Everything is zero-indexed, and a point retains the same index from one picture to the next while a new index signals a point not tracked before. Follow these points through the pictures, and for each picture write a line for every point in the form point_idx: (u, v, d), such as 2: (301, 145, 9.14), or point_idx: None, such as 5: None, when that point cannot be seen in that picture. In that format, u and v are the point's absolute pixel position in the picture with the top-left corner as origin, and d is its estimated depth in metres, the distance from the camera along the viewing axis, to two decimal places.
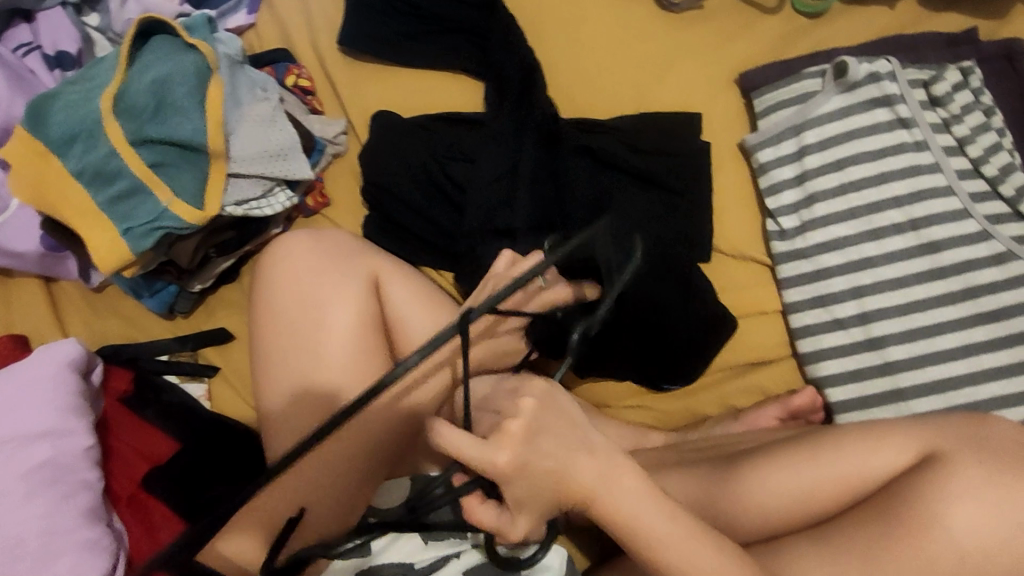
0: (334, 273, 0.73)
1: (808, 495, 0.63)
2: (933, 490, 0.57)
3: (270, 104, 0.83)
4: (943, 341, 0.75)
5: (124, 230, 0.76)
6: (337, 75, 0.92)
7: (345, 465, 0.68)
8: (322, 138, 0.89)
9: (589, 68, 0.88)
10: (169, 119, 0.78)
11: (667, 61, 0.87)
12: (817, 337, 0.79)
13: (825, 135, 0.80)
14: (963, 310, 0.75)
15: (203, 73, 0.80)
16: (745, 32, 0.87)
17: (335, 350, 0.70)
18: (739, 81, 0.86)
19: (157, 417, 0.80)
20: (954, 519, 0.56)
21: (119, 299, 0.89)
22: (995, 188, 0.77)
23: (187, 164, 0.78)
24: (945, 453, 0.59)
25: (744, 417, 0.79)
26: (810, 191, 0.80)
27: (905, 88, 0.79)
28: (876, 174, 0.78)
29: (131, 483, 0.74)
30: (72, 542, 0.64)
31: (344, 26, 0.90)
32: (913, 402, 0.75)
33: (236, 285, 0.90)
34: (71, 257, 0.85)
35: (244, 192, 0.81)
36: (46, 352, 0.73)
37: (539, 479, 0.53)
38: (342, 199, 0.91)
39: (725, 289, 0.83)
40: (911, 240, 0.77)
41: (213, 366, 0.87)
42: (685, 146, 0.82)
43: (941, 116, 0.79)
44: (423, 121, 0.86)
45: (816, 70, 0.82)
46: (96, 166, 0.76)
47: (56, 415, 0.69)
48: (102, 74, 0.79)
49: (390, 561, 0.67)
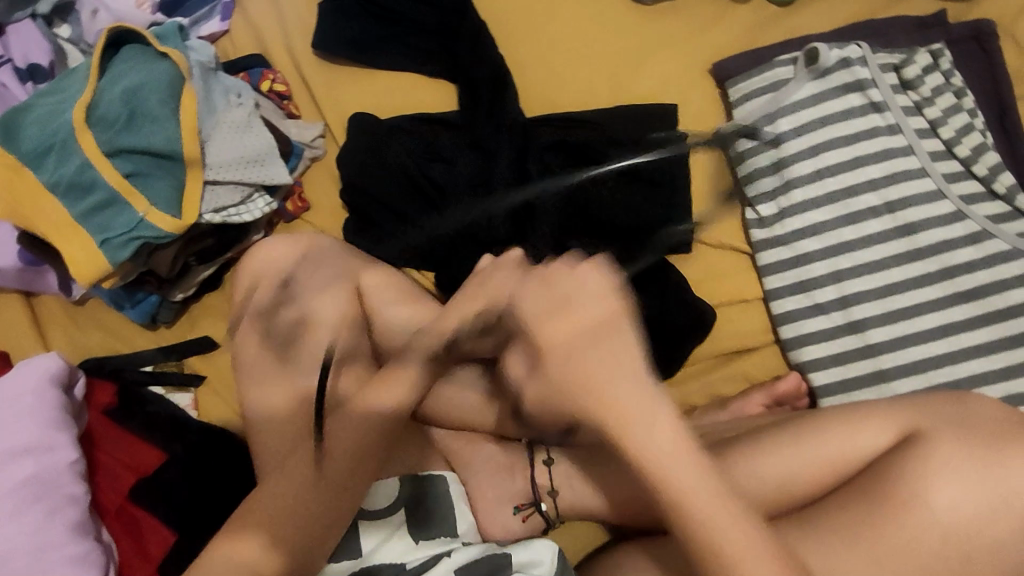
0: (315, 277, 0.73)
1: (795, 479, 0.64)
2: (915, 469, 0.57)
3: (245, 110, 0.83)
4: (923, 322, 0.76)
5: (102, 241, 0.76)
6: (312, 79, 0.91)
7: (335, 463, 0.64)
8: (299, 143, 0.88)
9: (563, 63, 0.88)
10: (143, 128, 0.77)
11: (641, 53, 0.87)
12: (799, 323, 0.79)
13: (799, 122, 0.81)
14: (941, 290, 0.76)
15: (176, 81, 0.79)
16: (716, 22, 0.88)
17: (319, 353, 0.70)
18: (713, 71, 0.86)
19: (142, 429, 0.79)
20: (937, 496, 0.56)
21: (101, 312, 0.89)
22: (969, 168, 0.78)
23: (163, 172, 0.78)
24: (926, 432, 0.59)
25: (732, 405, 0.78)
26: (787, 177, 0.81)
27: (875, 73, 0.80)
28: (851, 159, 0.79)
29: (118, 496, 0.74)
30: (60, 556, 0.63)
31: (319, 31, 0.90)
32: (896, 383, 0.75)
33: (218, 293, 0.90)
34: (50, 271, 0.85)
35: (222, 199, 0.80)
36: (27, 368, 0.72)
37: (570, 376, 0.51)
38: (322, 202, 0.91)
39: (708, 278, 0.83)
40: (888, 222, 0.78)
41: (198, 375, 0.86)
42: (662, 138, 0.82)
43: (913, 99, 0.80)
44: (399, 122, 0.86)
45: (788, 57, 0.83)
46: (70, 178, 0.76)
47: (38, 430, 0.69)
48: (74, 85, 0.79)
49: (382, 561, 0.67)
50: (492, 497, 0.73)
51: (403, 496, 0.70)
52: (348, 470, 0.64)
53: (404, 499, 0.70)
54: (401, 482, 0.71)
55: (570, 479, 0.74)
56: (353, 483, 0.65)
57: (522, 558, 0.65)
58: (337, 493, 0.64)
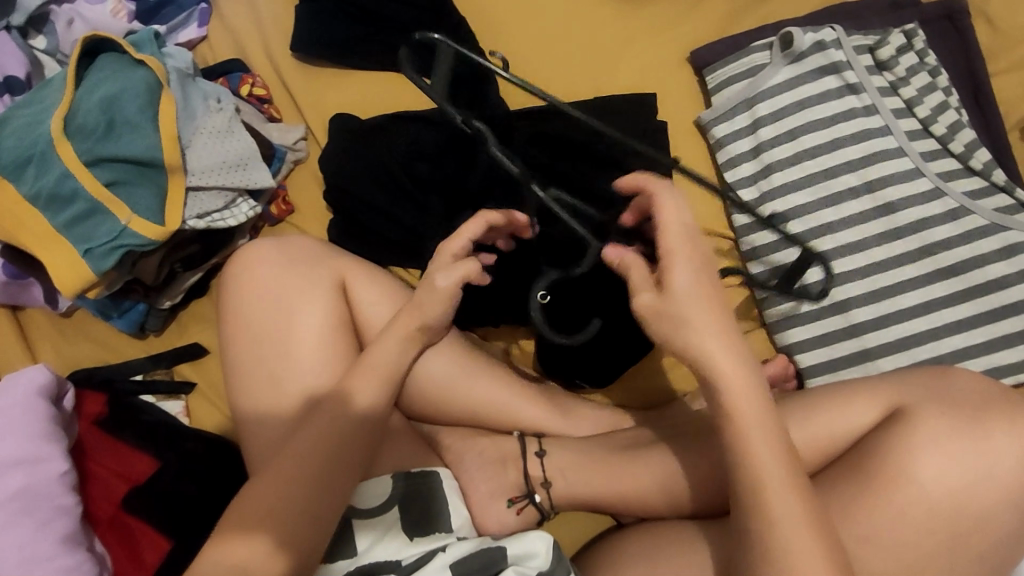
0: (301, 279, 0.73)
1: None
2: (901, 445, 0.58)
3: (225, 115, 0.83)
4: (905, 299, 0.76)
5: (85, 251, 0.75)
6: (291, 82, 0.91)
7: (323, 463, 0.64)
8: (281, 146, 0.88)
9: (541, 56, 0.88)
10: (122, 137, 0.77)
11: (619, 44, 0.88)
12: (784, 306, 0.80)
13: (777, 107, 0.81)
14: (923, 267, 0.77)
15: (154, 89, 0.79)
16: (692, 10, 0.88)
17: (306, 355, 0.71)
18: (690, 60, 0.87)
19: (135, 438, 0.79)
20: (921, 469, 0.57)
21: (88, 323, 0.88)
22: (945, 146, 0.79)
23: (145, 180, 0.78)
24: (911, 407, 0.60)
25: None
26: (766, 162, 0.81)
27: (851, 55, 0.80)
28: (829, 141, 0.79)
29: (112, 504, 0.75)
30: (54, 567, 0.63)
31: (297, 31, 0.90)
32: (879, 360, 0.77)
33: (205, 299, 0.90)
34: (35, 283, 0.84)
35: (206, 204, 0.81)
36: (14, 380, 0.72)
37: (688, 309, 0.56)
38: (306, 206, 0.91)
39: None
40: (868, 203, 0.78)
41: (188, 382, 0.86)
42: (643, 126, 0.83)
43: (888, 80, 0.81)
44: (380, 121, 0.85)
45: (764, 42, 0.83)
46: (51, 189, 0.75)
47: (26, 442, 0.68)
48: (51, 96, 0.79)
49: (379, 560, 0.68)
50: (485, 490, 0.73)
51: (397, 494, 0.70)
52: (339, 469, 0.64)
53: (397, 496, 0.70)
54: (393, 480, 0.70)
55: (562, 469, 0.74)
56: (345, 482, 0.65)
57: (517, 551, 0.66)
58: (325, 493, 0.63)
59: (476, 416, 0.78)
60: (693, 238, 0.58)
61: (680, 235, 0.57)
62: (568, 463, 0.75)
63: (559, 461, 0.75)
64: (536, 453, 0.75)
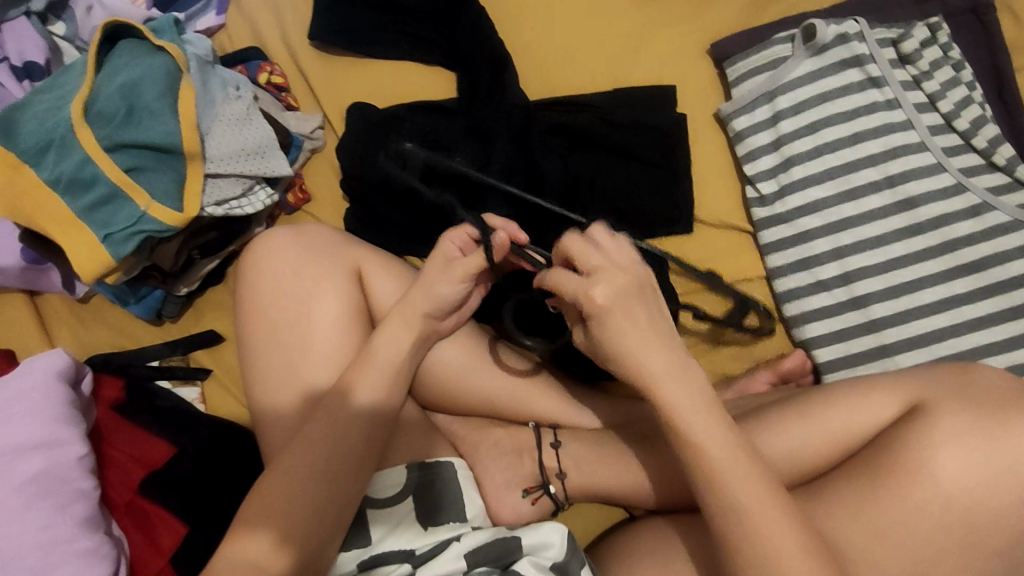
0: (318, 268, 0.73)
1: (805, 453, 0.64)
2: (920, 441, 0.58)
3: (244, 102, 0.83)
4: (925, 295, 0.76)
5: (105, 236, 0.76)
6: (310, 71, 0.91)
7: (338, 450, 0.64)
8: (299, 134, 0.88)
9: (561, 47, 0.88)
10: (142, 123, 0.77)
11: (639, 35, 0.87)
12: (802, 301, 0.80)
13: (798, 100, 0.80)
14: (944, 263, 0.76)
15: (173, 75, 0.79)
16: (715, 2, 0.87)
17: (322, 344, 0.71)
18: (710, 51, 0.86)
19: (152, 422, 0.79)
20: (939, 465, 0.57)
21: (105, 309, 0.89)
22: (968, 141, 0.78)
23: (164, 166, 0.78)
24: (931, 403, 0.60)
25: (735, 385, 0.79)
26: (786, 155, 0.81)
27: (874, 48, 0.79)
28: (850, 135, 0.79)
29: (129, 489, 0.74)
30: (70, 550, 0.64)
31: (314, 21, 0.89)
32: (898, 357, 0.76)
33: (222, 286, 0.90)
34: (53, 269, 0.85)
35: (224, 191, 0.81)
36: (31, 364, 0.73)
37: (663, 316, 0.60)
38: (323, 194, 0.91)
39: (709, 259, 0.83)
40: (889, 197, 0.78)
41: (204, 369, 0.87)
42: (662, 118, 0.83)
43: (911, 74, 0.80)
44: (398, 111, 0.85)
45: (786, 35, 0.82)
46: (71, 174, 0.75)
47: (44, 426, 0.69)
48: (71, 81, 0.79)
49: (393, 549, 0.68)
50: (500, 481, 0.73)
51: (411, 484, 0.71)
52: (352, 458, 0.64)
53: (410, 486, 0.70)
54: (407, 470, 0.71)
55: (576, 461, 0.74)
56: (359, 470, 0.65)
57: (532, 541, 0.66)
58: (338, 479, 0.64)
59: (492, 407, 0.78)
60: (594, 284, 0.59)
61: (580, 289, 0.59)
62: (582, 454, 0.75)
63: (573, 453, 0.75)
64: (551, 444, 0.75)
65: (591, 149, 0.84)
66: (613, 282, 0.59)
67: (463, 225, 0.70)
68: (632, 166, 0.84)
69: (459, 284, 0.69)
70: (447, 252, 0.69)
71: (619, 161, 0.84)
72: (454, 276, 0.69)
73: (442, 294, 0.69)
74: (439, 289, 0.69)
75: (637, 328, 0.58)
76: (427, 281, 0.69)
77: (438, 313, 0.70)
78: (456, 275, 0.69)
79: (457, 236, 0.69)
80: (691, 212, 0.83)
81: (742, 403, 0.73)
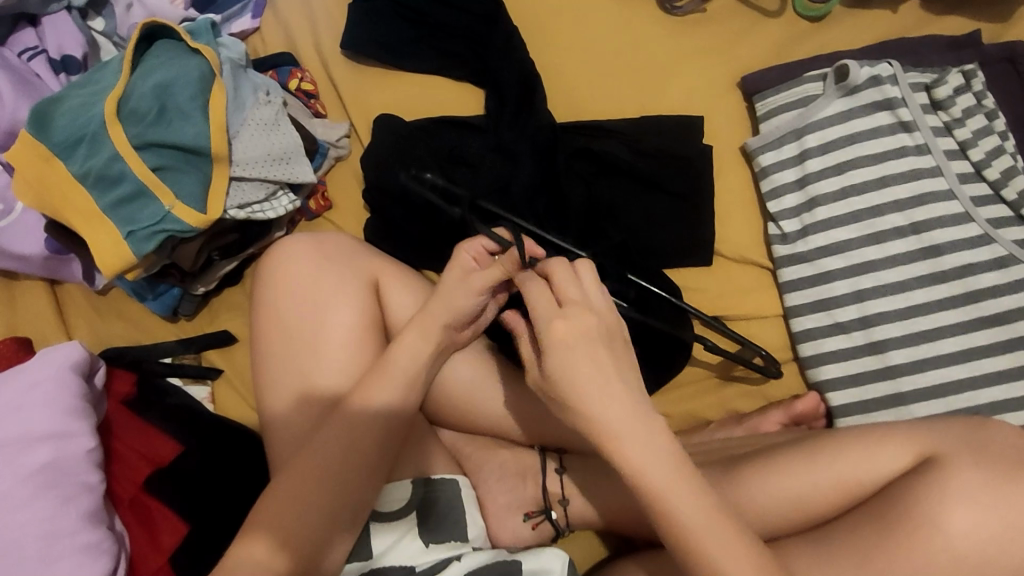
0: (334, 279, 0.73)
1: (810, 497, 0.63)
2: (930, 493, 0.56)
3: (273, 108, 0.84)
4: (944, 345, 0.75)
5: (128, 233, 0.76)
6: (340, 79, 0.92)
7: (347, 462, 0.64)
8: (325, 142, 0.89)
9: (591, 71, 0.88)
10: (173, 124, 0.78)
11: (670, 64, 0.87)
12: (819, 341, 0.79)
13: (827, 139, 0.80)
14: (965, 314, 0.75)
15: (206, 78, 0.80)
16: (748, 34, 0.87)
17: (335, 353, 0.71)
18: (741, 84, 0.86)
19: (160, 420, 0.79)
20: (951, 520, 0.55)
21: (123, 302, 0.90)
22: (998, 192, 0.77)
23: (192, 167, 0.79)
24: (943, 456, 0.58)
25: (747, 422, 0.77)
26: (811, 195, 0.80)
27: (907, 92, 0.78)
28: (877, 179, 0.78)
29: (134, 485, 0.75)
30: (73, 544, 0.64)
31: (347, 31, 0.90)
32: (914, 407, 0.74)
33: (239, 287, 0.91)
34: (75, 260, 0.86)
35: (248, 195, 0.81)
36: (48, 355, 0.73)
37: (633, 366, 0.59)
38: (344, 202, 0.91)
39: (728, 293, 0.82)
40: (913, 243, 0.77)
41: (216, 369, 0.88)
42: (687, 148, 0.83)
43: (943, 120, 0.79)
44: (425, 125, 0.86)
45: (818, 73, 0.82)
46: (99, 169, 0.76)
47: (57, 417, 0.69)
48: (106, 78, 0.80)
49: (394, 563, 0.68)
50: (502, 502, 0.74)
51: (416, 498, 0.70)
52: (361, 473, 0.64)
53: (415, 501, 0.70)
54: (413, 486, 0.70)
55: (579, 488, 0.75)
56: (366, 485, 0.65)
57: (533, 566, 0.67)
58: (347, 489, 0.64)
59: (497, 428, 0.78)
60: (566, 328, 0.56)
61: (548, 318, 0.57)
62: (585, 481, 0.75)
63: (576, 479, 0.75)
64: (555, 470, 0.76)
65: (615, 175, 0.84)
66: (586, 327, 0.56)
67: (478, 238, 0.69)
68: (656, 195, 0.84)
69: (476, 298, 0.67)
70: (463, 264, 0.68)
71: (643, 190, 0.84)
72: (473, 289, 0.67)
73: (458, 302, 0.68)
74: (457, 300, 0.67)
75: (607, 387, 0.55)
76: (446, 295, 0.68)
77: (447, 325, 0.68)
78: (475, 288, 0.67)
79: (474, 246, 0.68)
80: (712, 244, 0.83)
81: (709, 453, 0.72)
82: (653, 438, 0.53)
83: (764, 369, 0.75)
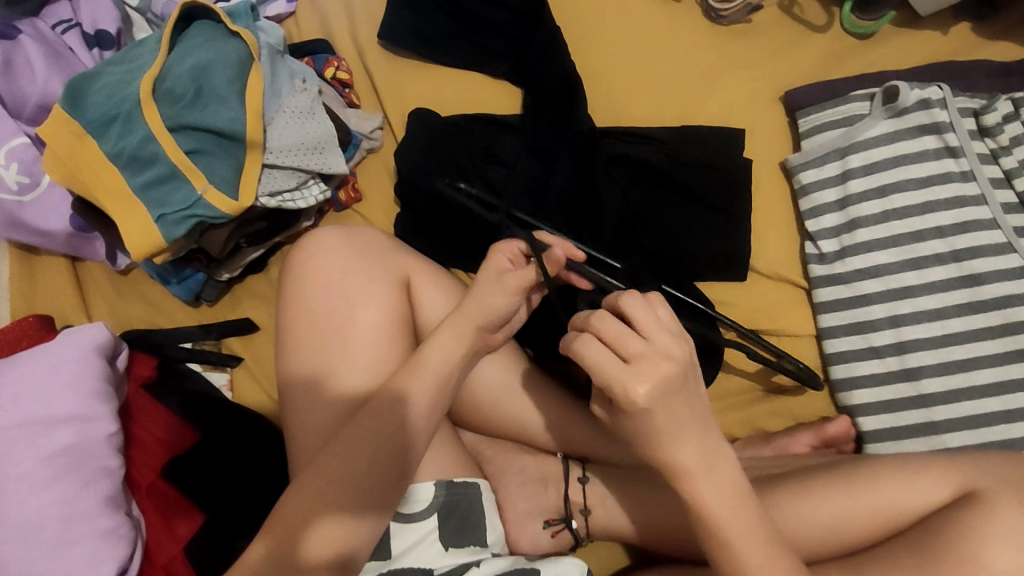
0: (364, 275, 0.72)
1: (842, 525, 0.62)
2: (971, 528, 0.56)
3: (309, 96, 0.83)
4: (979, 376, 0.74)
5: (158, 216, 0.75)
6: (376, 69, 0.90)
7: (372, 461, 0.62)
8: (357, 133, 0.88)
9: (632, 76, 0.87)
10: (208, 107, 0.77)
11: (713, 73, 0.86)
12: (851, 364, 0.78)
13: (870, 160, 0.79)
14: (1001, 345, 0.74)
15: (244, 62, 0.79)
16: (793, 48, 0.86)
17: (362, 350, 0.70)
18: (784, 98, 0.84)
19: (179, 406, 0.78)
20: (994, 558, 0.54)
21: (145, 283, 0.89)
22: None
23: (224, 152, 0.77)
24: (985, 491, 0.58)
25: (774, 442, 0.77)
26: (852, 216, 0.79)
27: (955, 117, 0.77)
28: (920, 203, 0.77)
29: (152, 471, 0.72)
30: (90, 528, 0.63)
31: (386, 21, 0.89)
32: (947, 437, 0.74)
33: (263, 275, 0.90)
34: (99, 239, 0.85)
35: (280, 183, 0.80)
36: (73, 336, 0.72)
37: None
38: (374, 194, 0.90)
39: (761, 308, 0.82)
40: (953, 270, 0.76)
41: (235, 356, 0.87)
42: (726, 161, 0.82)
43: (989, 147, 0.78)
44: (459, 120, 0.85)
45: (865, 92, 0.81)
46: (133, 149, 0.75)
47: (79, 400, 0.68)
48: (142, 57, 0.78)
49: (411, 565, 0.67)
50: (523, 509, 0.73)
51: (437, 501, 0.69)
52: (384, 474, 0.63)
53: (436, 504, 0.68)
54: (436, 487, 0.69)
55: (603, 498, 0.74)
56: (390, 485, 0.63)
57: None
58: (374, 491, 0.63)
59: (519, 432, 0.77)
60: (637, 378, 0.53)
61: (619, 382, 0.53)
62: (610, 492, 0.73)
63: (600, 488, 0.74)
64: (578, 479, 0.75)
65: (652, 185, 0.84)
66: (656, 375, 0.53)
67: (514, 240, 0.69)
68: (691, 206, 0.83)
69: (512, 298, 0.66)
70: (498, 265, 0.67)
71: (680, 200, 0.83)
72: (506, 289, 0.66)
73: (490, 301, 0.66)
74: (491, 301, 0.66)
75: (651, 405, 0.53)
76: (478, 294, 0.67)
77: (481, 325, 0.67)
78: (508, 289, 0.66)
79: (509, 247, 0.68)
80: (746, 258, 0.82)
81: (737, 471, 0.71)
82: (692, 460, 0.53)
83: (806, 380, 0.74)
